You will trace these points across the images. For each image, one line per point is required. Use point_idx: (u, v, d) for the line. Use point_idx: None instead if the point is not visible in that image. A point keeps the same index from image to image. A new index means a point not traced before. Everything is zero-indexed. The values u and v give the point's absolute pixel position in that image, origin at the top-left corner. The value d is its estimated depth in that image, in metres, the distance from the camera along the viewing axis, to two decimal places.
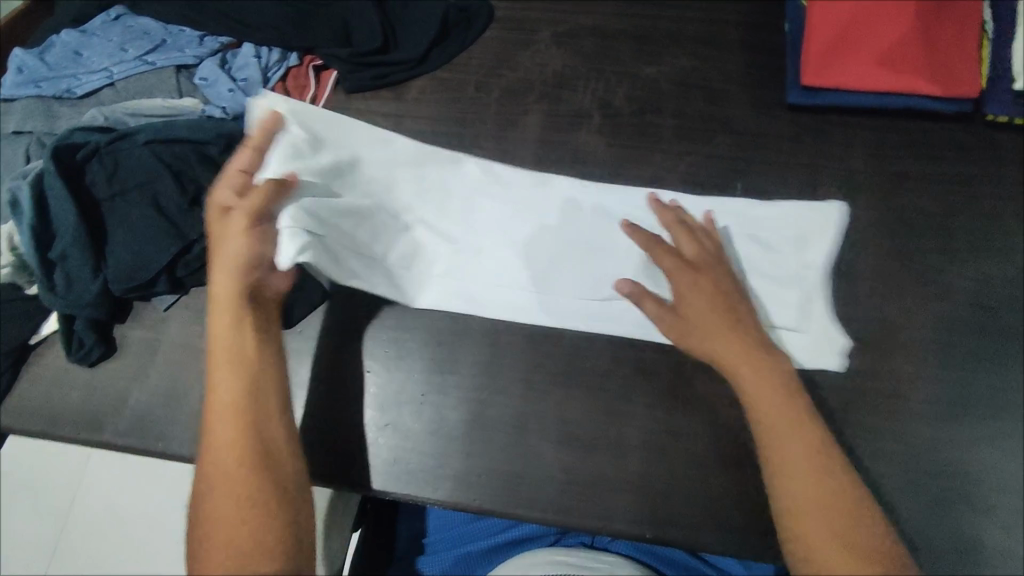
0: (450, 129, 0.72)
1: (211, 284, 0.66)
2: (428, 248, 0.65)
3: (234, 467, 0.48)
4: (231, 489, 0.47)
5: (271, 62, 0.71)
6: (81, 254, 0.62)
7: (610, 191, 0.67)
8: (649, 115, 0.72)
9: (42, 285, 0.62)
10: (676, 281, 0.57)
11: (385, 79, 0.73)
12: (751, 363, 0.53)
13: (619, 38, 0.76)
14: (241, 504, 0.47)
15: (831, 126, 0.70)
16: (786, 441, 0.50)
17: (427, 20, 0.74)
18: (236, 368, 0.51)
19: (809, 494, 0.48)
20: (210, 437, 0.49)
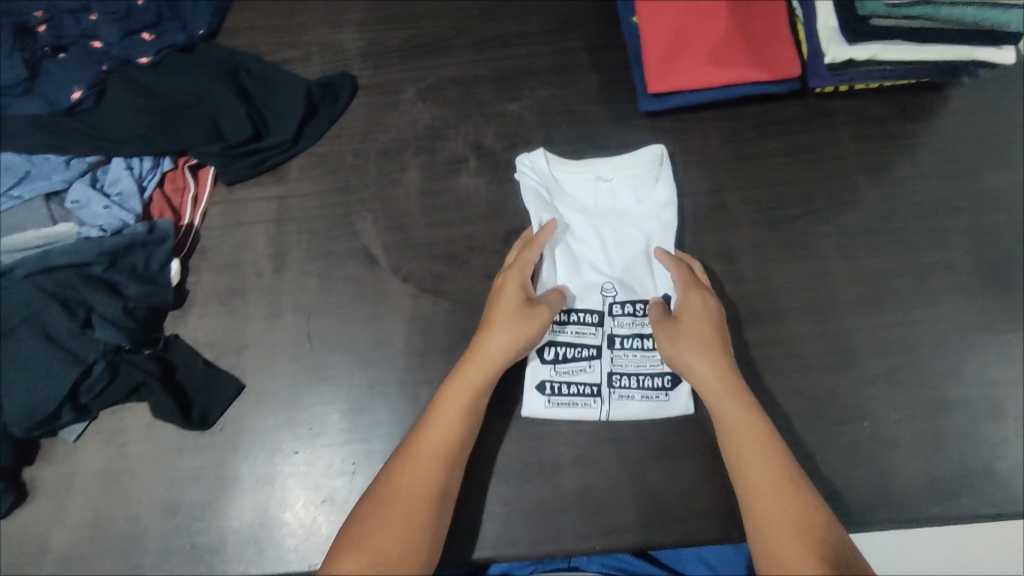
0: (336, 200, 0.74)
1: (120, 402, 0.65)
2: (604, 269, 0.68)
3: (425, 498, 0.54)
4: (398, 520, 0.53)
5: (144, 171, 0.72)
6: None
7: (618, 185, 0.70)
8: (521, 147, 0.75)
9: None
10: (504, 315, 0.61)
11: (263, 164, 0.75)
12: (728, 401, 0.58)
13: (480, 82, 0.79)
14: (408, 518, 0.53)
15: (686, 125, 0.76)
16: (765, 486, 0.53)
17: (293, 101, 0.77)
18: (471, 402, 0.59)
19: (783, 516, 0.51)
20: (415, 449, 0.56)
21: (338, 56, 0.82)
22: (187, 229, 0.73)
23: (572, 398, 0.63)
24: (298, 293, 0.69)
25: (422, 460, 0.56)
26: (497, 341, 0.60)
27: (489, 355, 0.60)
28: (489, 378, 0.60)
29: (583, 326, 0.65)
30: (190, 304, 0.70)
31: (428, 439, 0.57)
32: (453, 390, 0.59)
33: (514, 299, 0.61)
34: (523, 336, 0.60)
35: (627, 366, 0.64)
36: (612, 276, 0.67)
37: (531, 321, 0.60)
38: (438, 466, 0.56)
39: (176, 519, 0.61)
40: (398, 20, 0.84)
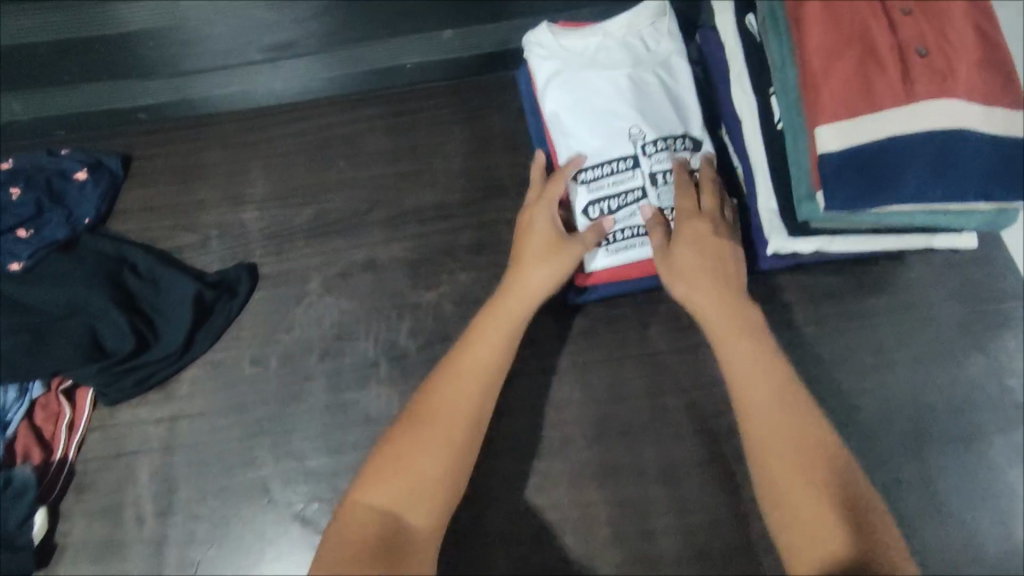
0: (231, 421, 0.66)
1: None
2: (647, 115, 0.67)
3: (465, 423, 0.51)
4: (419, 446, 0.49)
5: (9, 403, 0.64)
6: None
7: (659, 99, 0.68)
8: (439, 347, 0.67)
9: None
10: (540, 232, 0.61)
11: (148, 380, 0.66)
12: (794, 428, 0.48)
13: (394, 266, 0.72)
14: (439, 437, 0.49)
15: (623, 313, 0.68)
16: (788, 463, 0.47)
17: (183, 303, 0.68)
18: (509, 316, 0.57)
19: (793, 459, 0.47)
20: (439, 389, 0.52)
21: (239, 240, 0.74)
22: (59, 466, 0.63)
23: (627, 244, 0.64)
24: (186, 543, 0.61)
25: (462, 377, 0.53)
26: (495, 335, 0.56)
27: (525, 283, 0.58)
28: (523, 313, 0.57)
29: (620, 174, 0.65)
30: (58, 560, 0.61)
31: (446, 395, 0.52)
32: (489, 326, 0.56)
33: (546, 231, 0.61)
34: (557, 272, 0.59)
35: (675, 201, 0.65)
36: (639, 118, 0.67)
37: (563, 257, 0.60)
38: (474, 407, 0.52)
39: None
40: (305, 195, 0.76)
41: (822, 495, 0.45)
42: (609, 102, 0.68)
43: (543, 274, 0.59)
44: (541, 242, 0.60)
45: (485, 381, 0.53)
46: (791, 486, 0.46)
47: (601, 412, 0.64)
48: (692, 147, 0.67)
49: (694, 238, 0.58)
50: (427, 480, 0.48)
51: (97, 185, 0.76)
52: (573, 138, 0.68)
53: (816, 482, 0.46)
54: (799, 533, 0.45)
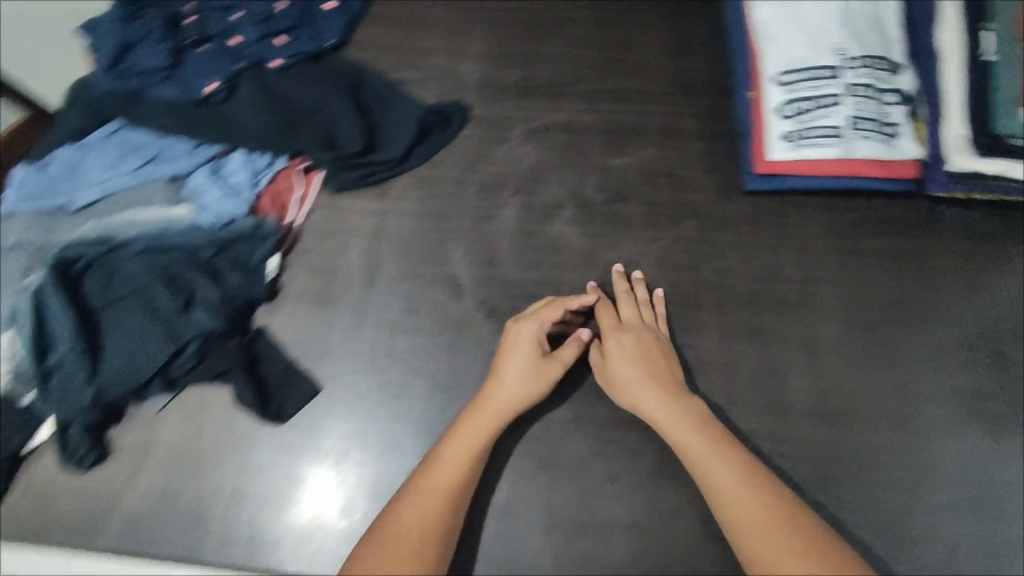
0: (432, 225, 0.76)
1: (207, 382, 0.69)
2: (854, 34, 0.73)
3: (439, 515, 0.57)
4: (412, 549, 0.55)
5: (260, 167, 0.76)
6: (78, 362, 0.64)
7: (866, 22, 0.74)
8: (619, 203, 0.77)
9: (37, 393, 0.64)
10: (535, 336, 0.65)
11: (369, 178, 0.78)
12: (754, 506, 0.54)
13: (587, 132, 0.81)
14: (421, 512, 0.57)
15: (788, 207, 0.75)
16: (767, 552, 0.52)
17: (407, 121, 0.80)
18: (480, 438, 0.61)
19: (781, 547, 0.52)
20: (401, 510, 0.57)
21: (455, 85, 0.85)
22: (289, 228, 0.76)
23: (815, 142, 0.72)
24: (384, 312, 0.72)
25: (437, 485, 0.58)
26: (466, 439, 0.61)
27: (502, 397, 0.62)
28: (499, 423, 0.62)
29: (819, 80, 0.72)
30: (282, 298, 0.73)
31: (404, 518, 0.56)
32: (461, 432, 0.61)
33: (531, 350, 0.64)
34: (533, 388, 0.63)
35: (867, 112, 0.71)
36: (846, 35, 0.73)
37: (541, 373, 0.64)
38: (443, 507, 0.57)
39: (238, 506, 0.65)
40: (517, 60, 0.86)
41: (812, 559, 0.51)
42: (820, 18, 0.75)
43: (536, 375, 0.64)
44: (535, 350, 0.64)
45: (465, 478, 0.59)
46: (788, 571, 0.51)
47: (755, 284, 0.71)
48: (891, 72, 0.72)
49: (634, 344, 0.65)
50: (415, 564, 0.54)
51: (342, 15, 0.87)
52: (779, 47, 0.75)
53: (807, 556, 0.51)
54: None
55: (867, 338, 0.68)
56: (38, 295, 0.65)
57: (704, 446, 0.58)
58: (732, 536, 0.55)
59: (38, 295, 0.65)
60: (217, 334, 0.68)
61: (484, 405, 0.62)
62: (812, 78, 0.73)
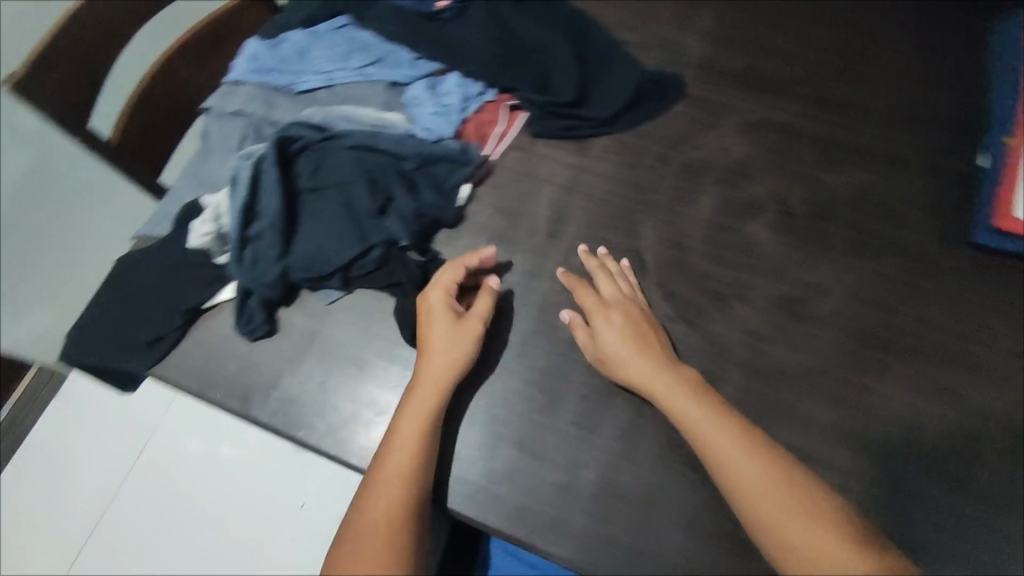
0: (625, 194, 0.74)
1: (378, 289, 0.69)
2: None
3: (411, 497, 0.58)
4: (382, 536, 0.57)
5: (471, 93, 0.75)
6: (275, 236, 0.66)
7: None
8: (826, 220, 0.72)
9: (234, 257, 0.66)
10: (437, 307, 0.65)
11: (571, 131, 0.76)
12: (764, 487, 0.55)
13: (805, 139, 0.76)
14: (400, 491, 0.58)
15: (1013, 273, 0.68)
16: (775, 518, 0.54)
17: (622, 83, 0.77)
18: (428, 415, 0.61)
19: (784, 517, 0.54)
20: (366, 502, 0.59)
21: (676, 57, 0.81)
22: (485, 161, 0.75)
23: None
24: (560, 267, 0.71)
25: (393, 465, 0.59)
26: (409, 422, 0.60)
27: (433, 362, 0.63)
28: (444, 389, 0.62)
29: None
30: (464, 228, 0.73)
31: (373, 505, 0.58)
32: (412, 404, 0.61)
33: (446, 316, 0.64)
34: (458, 350, 0.63)
35: None
36: None
37: (465, 333, 0.64)
38: (403, 493, 0.57)
39: (385, 417, 0.65)
40: (745, 47, 0.81)
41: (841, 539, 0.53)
42: None
43: (457, 348, 0.63)
44: (459, 322, 0.64)
45: (428, 453, 0.59)
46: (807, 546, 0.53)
47: (959, 343, 0.66)
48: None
49: (621, 321, 0.65)
50: (379, 546, 0.56)
51: None
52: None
53: (829, 531, 0.54)
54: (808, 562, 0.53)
55: None
56: (256, 165, 0.67)
57: (699, 414, 0.59)
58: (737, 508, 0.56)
59: (256, 165, 0.67)
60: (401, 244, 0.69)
61: (424, 373, 0.63)
62: None
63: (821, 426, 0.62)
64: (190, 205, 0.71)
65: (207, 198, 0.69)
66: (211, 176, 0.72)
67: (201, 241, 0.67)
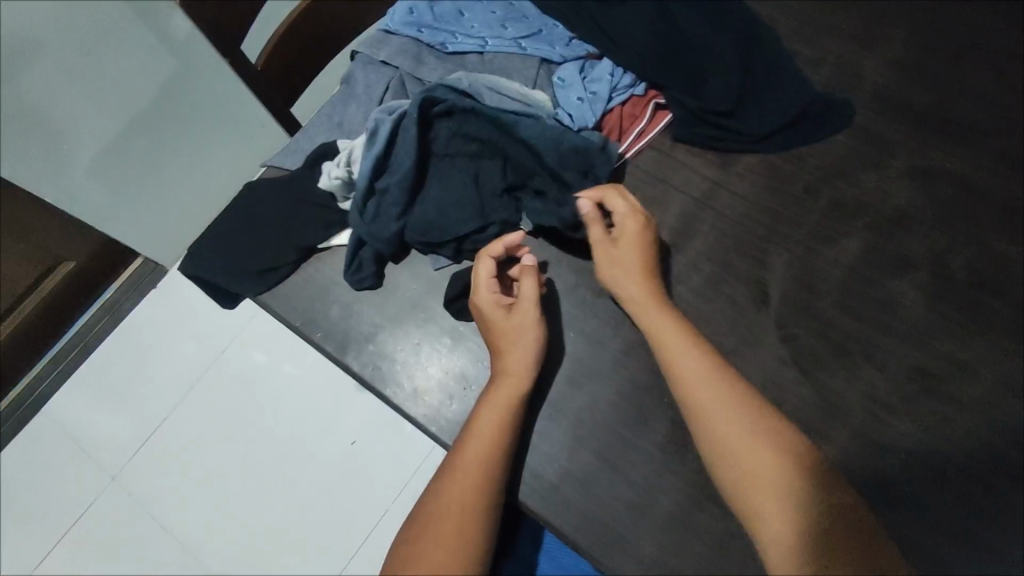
0: (762, 220, 0.69)
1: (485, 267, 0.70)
2: None
3: (485, 491, 0.57)
4: (454, 527, 0.56)
5: (620, 84, 0.72)
6: (399, 194, 0.66)
7: None
8: (985, 293, 0.65)
9: (357, 207, 0.67)
10: (483, 303, 0.63)
11: (717, 142, 0.72)
12: (745, 439, 0.56)
13: (982, 198, 0.68)
14: (473, 484, 0.57)
15: None
16: (749, 471, 0.54)
17: (785, 101, 0.72)
18: (507, 412, 0.59)
19: (755, 468, 0.54)
20: (438, 490, 0.58)
21: (849, 81, 0.74)
22: (620, 157, 0.72)
23: None
24: (679, 283, 0.67)
25: (472, 457, 0.57)
26: (488, 418, 0.59)
27: (512, 363, 0.61)
28: (522, 385, 0.61)
29: None
30: None
31: (447, 494, 0.57)
32: (495, 400, 0.60)
33: (493, 307, 0.63)
34: (515, 338, 0.62)
35: None
36: None
37: (519, 322, 0.62)
38: (480, 482, 0.57)
39: (472, 395, 0.64)
40: (932, 83, 0.73)
41: (791, 499, 0.53)
42: None
43: (516, 337, 0.62)
44: (504, 313, 0.63)
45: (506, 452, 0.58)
46: (774, 517, 0.53)
47: None
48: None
49: (632, 250, 0.64)
50: (451, 534, 0.55)
51: None
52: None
53: (784, 494, 0.53)
54: (754, 509, 0.54)
55: None
56: (396, 120, 0.66)
57: (693, 370, 0.58)
58: (710, 457, 0.57)
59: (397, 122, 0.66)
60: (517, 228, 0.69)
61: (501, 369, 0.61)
62: None
63: (932, 517, 0.57)
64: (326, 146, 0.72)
65: (344, 143, 0.69)
66: (349, 122, 0.72)
67: (330, 185, 0.68)
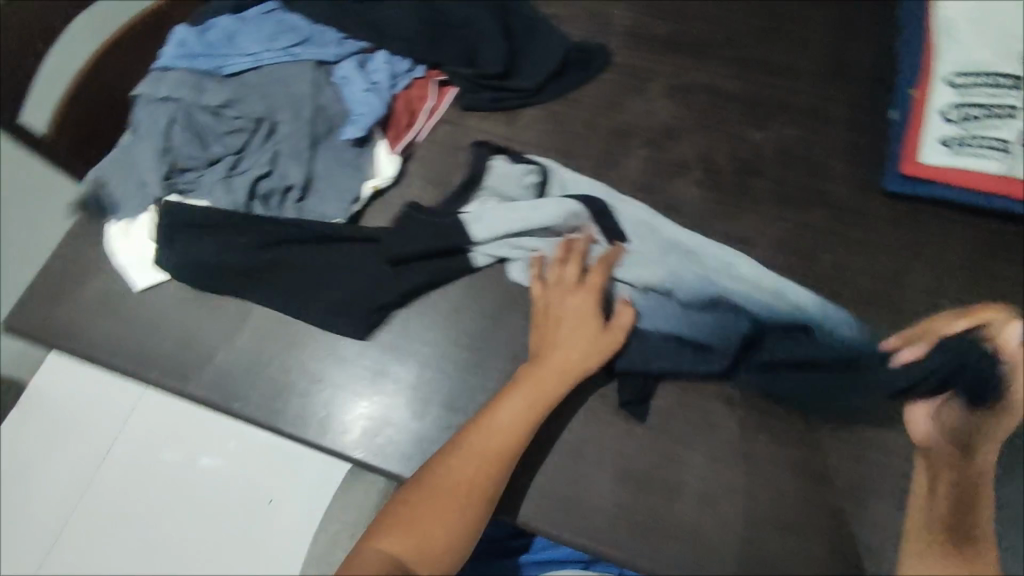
0: (553, 160, 0.76)
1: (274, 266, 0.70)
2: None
3: (491, 475, 0.57)
4: (453, 504, 0.56)
5: (400, 70, 0.77)
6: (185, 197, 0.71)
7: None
8: (749, 175, 0.74)
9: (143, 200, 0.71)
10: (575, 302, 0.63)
11: (501, 103, 0.78)
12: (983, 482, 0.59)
13: (729, 99, 0.78)
14: (480, 465, 0.57)
15: (928, 216, 0.71)
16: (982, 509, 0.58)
17: (549, 53, 0.79)
18: (540, 400, 0.60)
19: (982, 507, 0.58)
20: (446, 464, 0.58)
21: (602, 26, 0.82)
22: (416, 135, 0.76)
23: (977, 151, 0.69)
24: None
25: (485, 437, 0.58)
26: (514, 409, 0.59)
27: (558, 356, 0.61)
28: (562, 383, 0.60)
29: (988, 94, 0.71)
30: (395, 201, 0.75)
31: (457, 469, 0.57)
32: (524, 385, 0.61)
33: (594, 322, 0.63)
34: (579, 356, 0.61)
35: None
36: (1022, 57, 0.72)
37: (600, 338, 0.62)
38: (490, 466, 0.57)
39: (320, 385, 0.67)
40: (670, 13, 0.83)
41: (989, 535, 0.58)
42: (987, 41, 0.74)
43: (584, 348, 0.61)
44: (601, 328, 0.62)
45: (518, 436, 0.59)
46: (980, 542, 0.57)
47: (876, 284, 0.68)
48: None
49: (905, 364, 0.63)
50: (450, 510, 0.56)
51: None
52: (951, 53, 0.74)
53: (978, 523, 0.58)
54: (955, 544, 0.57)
55: None
56: (204, 177, 0.72)
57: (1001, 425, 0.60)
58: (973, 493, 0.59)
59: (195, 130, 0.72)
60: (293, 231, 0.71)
61: (535, 362, 0.62)
62: (977, 95, 0.71)
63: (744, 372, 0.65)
64: (123, 183, 0.72)
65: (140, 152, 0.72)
66: (139, 161, 0.71)
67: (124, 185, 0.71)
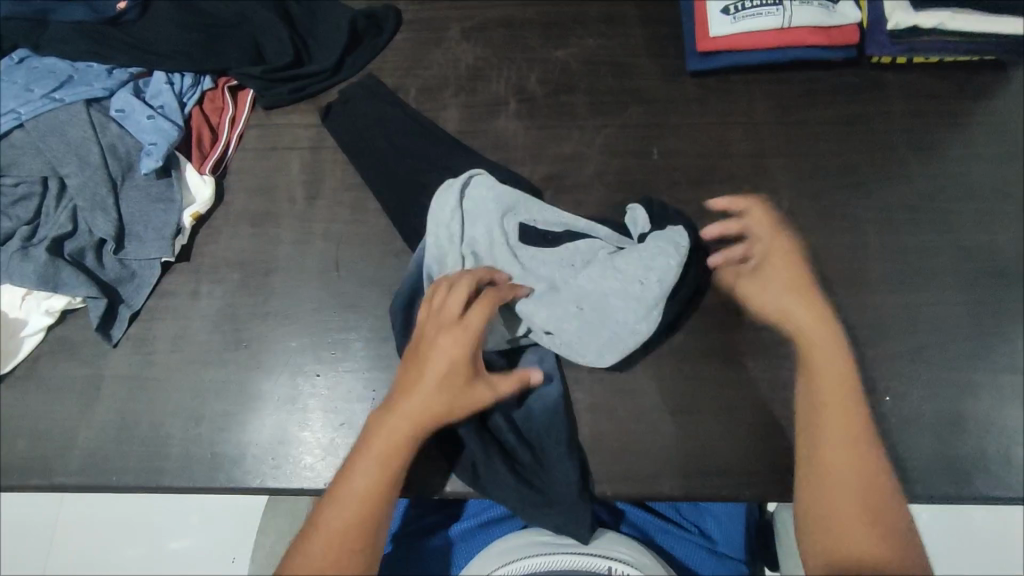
0: None
1: (108, 324, 0.66)
2: None
3: (376, 510, 0.52)
4: (340, 557, 0.51)
5: (185, 88, 0.72)
6: None
7: None
8: (563, 94, 0.74)
9: None
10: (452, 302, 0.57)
11: (301, 92, 0.74)
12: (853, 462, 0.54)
13: (526, 26, 0.78)
14: (368, 504, 0.52)
15: (733, 85, 0.74)
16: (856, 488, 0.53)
17: (335, 28, 0.76)
18: (424, 405, 0.55)
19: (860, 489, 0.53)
20: (326, 510, 0.52)
21: None
22: (223, 149, 0.72)
23: (757, 11, 0.70)
24: (329, 223, 0.70)
25: (378, 465, 0.53)
26: (397, 427, 0.55)
27: (436, 352, 0.56)
28: (435, 378, 0.56)
29: None
30: (224, 221, 0.71)
31: (338, 518, 0.52)
32: (411, 393, 0.56)
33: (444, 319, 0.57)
34: (456, 352, 0.56)
35: None
36: None
37: (461, 334, 0.56)
38: (378, 501, 0.53)
39: (198, 428, 0.63)
40: None
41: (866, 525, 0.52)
42: None
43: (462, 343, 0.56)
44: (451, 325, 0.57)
45: (403, 441, 0.54)
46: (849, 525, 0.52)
47: (703, 161, 0.71)
48: None
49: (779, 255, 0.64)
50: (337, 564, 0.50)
51: None
52: None
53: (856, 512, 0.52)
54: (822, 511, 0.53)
55: (818, 204, 0.69)
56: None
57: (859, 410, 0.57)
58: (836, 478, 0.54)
59: None
60: (122, 286, 0.67)
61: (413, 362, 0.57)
62: None
63: None
64: None
65: None
66: None
67: None
